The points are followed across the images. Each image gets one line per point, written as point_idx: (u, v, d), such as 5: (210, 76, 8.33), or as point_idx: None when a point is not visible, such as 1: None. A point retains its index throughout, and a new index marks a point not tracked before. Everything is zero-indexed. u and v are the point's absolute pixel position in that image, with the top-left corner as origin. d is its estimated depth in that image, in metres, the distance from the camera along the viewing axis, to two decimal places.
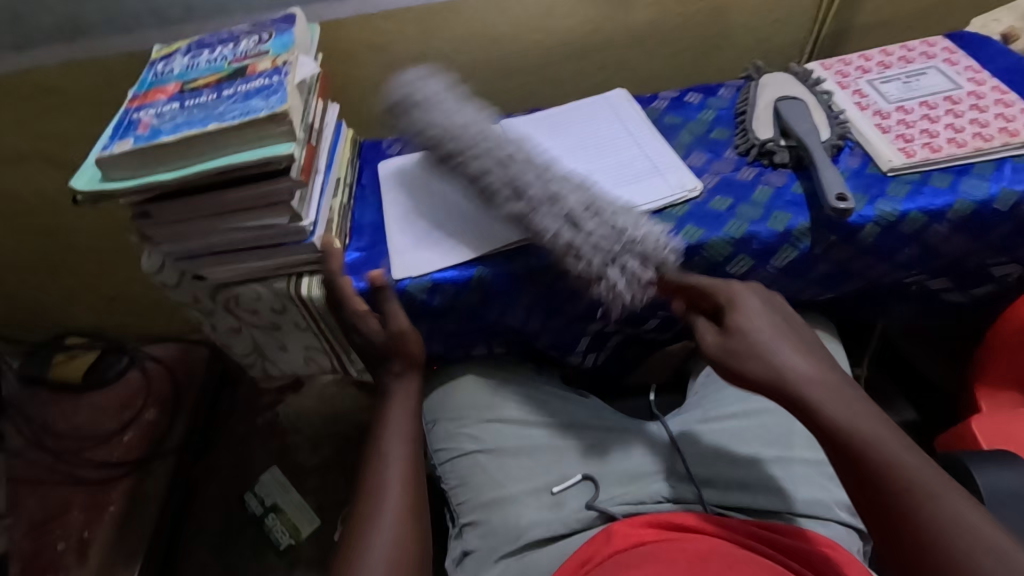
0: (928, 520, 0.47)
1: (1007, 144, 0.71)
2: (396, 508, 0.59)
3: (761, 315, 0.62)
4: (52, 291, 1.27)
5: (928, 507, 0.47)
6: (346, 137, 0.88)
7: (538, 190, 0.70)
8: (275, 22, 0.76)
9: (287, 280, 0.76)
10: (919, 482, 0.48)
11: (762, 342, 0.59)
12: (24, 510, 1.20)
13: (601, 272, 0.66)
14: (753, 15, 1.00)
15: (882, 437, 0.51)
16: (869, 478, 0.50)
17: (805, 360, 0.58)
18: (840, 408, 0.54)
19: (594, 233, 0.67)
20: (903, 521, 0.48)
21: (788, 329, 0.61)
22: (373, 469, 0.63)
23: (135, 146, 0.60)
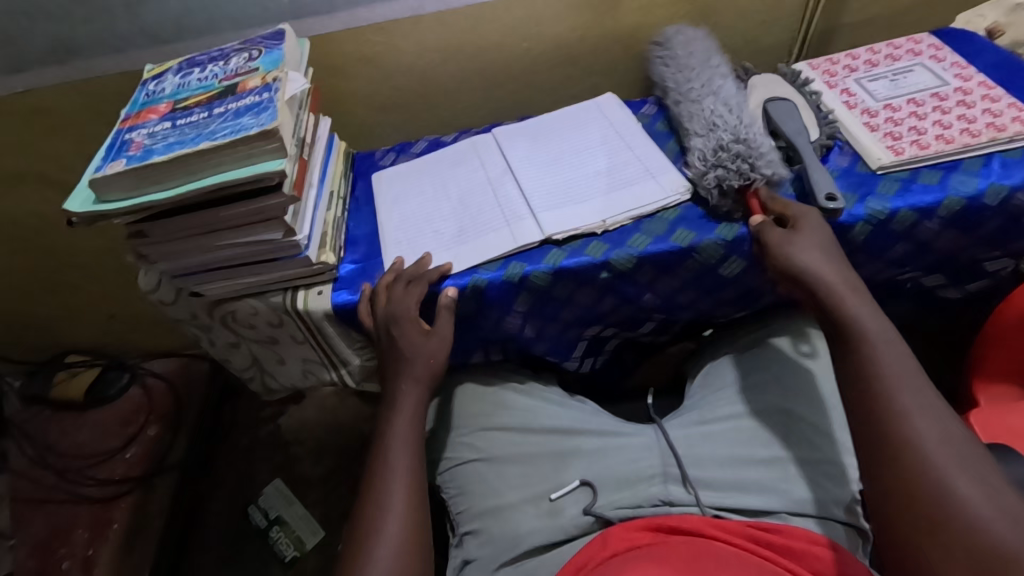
0: (914, 439, 0.51)
1: (994, 140, 0.71)
2: (399, 520, 0.59)
3: (818, 232, 0.65)
4: (52, 310, 1.28)
5: (914, 425, 0.51)
6: (338, 150, 0.89)
7: (725, 116, 0.78)
8: (264, 38, 0.77)
9: (283, 293, 0.76)
10: (912, 404, 0.53)
11: (806, 258, 0.63)
12: (28, 530, 1.20)
13: (707, 171, 0.73)
14: (741, 18, 1.00)
15: (889, 362, 0.55)
16: (871, 390, 0.55)
17: (848, 282, 0.62)
18: (871, 326, 0.58)
19: (729, 141, 0.74)
20: (885, 429, 0.52)
21: (837, 257, 0.64)
22: (373, 481, 0.63)
23: (127, 167, 0.61)
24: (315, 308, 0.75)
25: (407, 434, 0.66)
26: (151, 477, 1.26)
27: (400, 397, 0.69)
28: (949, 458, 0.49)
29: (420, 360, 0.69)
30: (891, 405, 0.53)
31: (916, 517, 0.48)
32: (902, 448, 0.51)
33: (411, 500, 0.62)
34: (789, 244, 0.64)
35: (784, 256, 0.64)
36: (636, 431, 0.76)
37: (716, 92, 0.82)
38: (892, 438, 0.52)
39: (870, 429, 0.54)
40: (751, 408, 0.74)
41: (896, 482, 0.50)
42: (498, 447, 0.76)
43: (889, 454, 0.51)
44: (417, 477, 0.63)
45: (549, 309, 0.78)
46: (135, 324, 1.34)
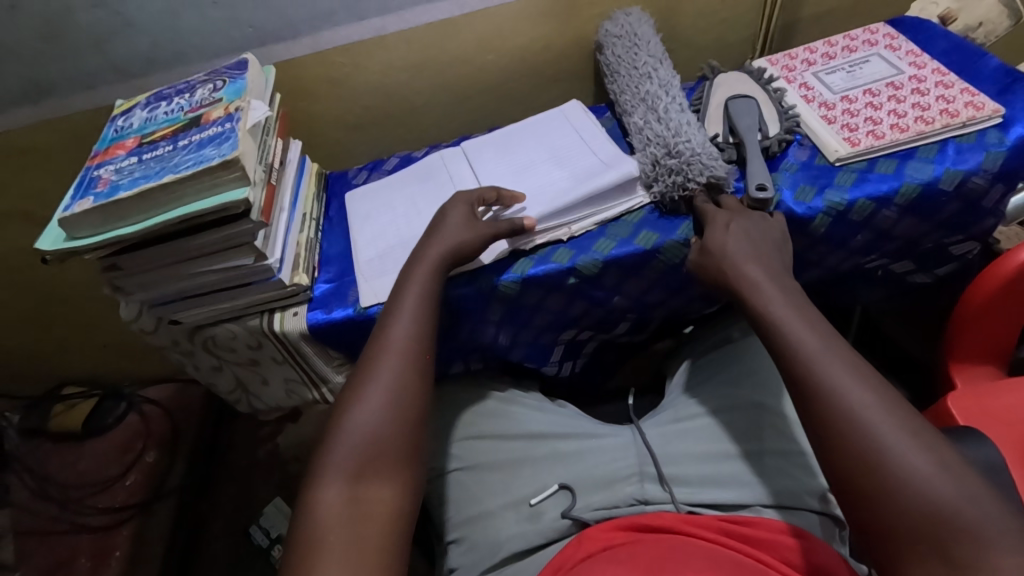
0: (837, 407, 0.51)
1: (948, 126, 0.72)
2: (385, 390, 0.59)
3: (733, 232, 0.66)
4: (45, 343, 1.29)
5: (850, 399, 0.51)
6: (310, 171, 0.90)
7: (659, 122, 0.79)
8: (228, 68, 0.78)
9: (260, 316, 0.77)
10: (845, 380, 0.52)
11: (726, 262, 0.64)
12: (32, 561, 1.21)
13: (653, 182, 0.75)
14: (701, 17, 1.02)
15: (812, 341, 0.56)
16: (801, 374, 0.54)
17: (769, 272, 0.63)
18: (783, 309, 0.59)
19: (659, 152, 0.75)
20: (825, 410, 0.52)
21: (767, 247, 0.65)
22: (378, 346, 0.62)
23: (94, 204, 0.62)
24: (291, 329, 0.76)
25: (417, 304, 0.65)
26: (151, 503, 1.28)
27: (412, 265, 0.68)
28: (890, 428, 0.49)
29: (435, 242, 0.69)
30: (824, 382, 0.53)
31: (861, 487, 0.48)
32: (835, 419, 0.51)
33: (409, 368, 0.61)
34: (710, 256, 0.66)
35: (715, 260, 0.66)
36: (613, 431, 0.77)
37: (644, 99, 0.83)
38: (817, 409, 0.52)
39: (811, 414, 0.53)
40: (710, 407, 0.75)
41: (845, 466, 0.49)
42: (479, 455, 0.77)
43: (835, 439, 0.50)
44: (416, 344, 0.63)
45: (522, 317, 0.79)
46: (127, 353, 1.35)
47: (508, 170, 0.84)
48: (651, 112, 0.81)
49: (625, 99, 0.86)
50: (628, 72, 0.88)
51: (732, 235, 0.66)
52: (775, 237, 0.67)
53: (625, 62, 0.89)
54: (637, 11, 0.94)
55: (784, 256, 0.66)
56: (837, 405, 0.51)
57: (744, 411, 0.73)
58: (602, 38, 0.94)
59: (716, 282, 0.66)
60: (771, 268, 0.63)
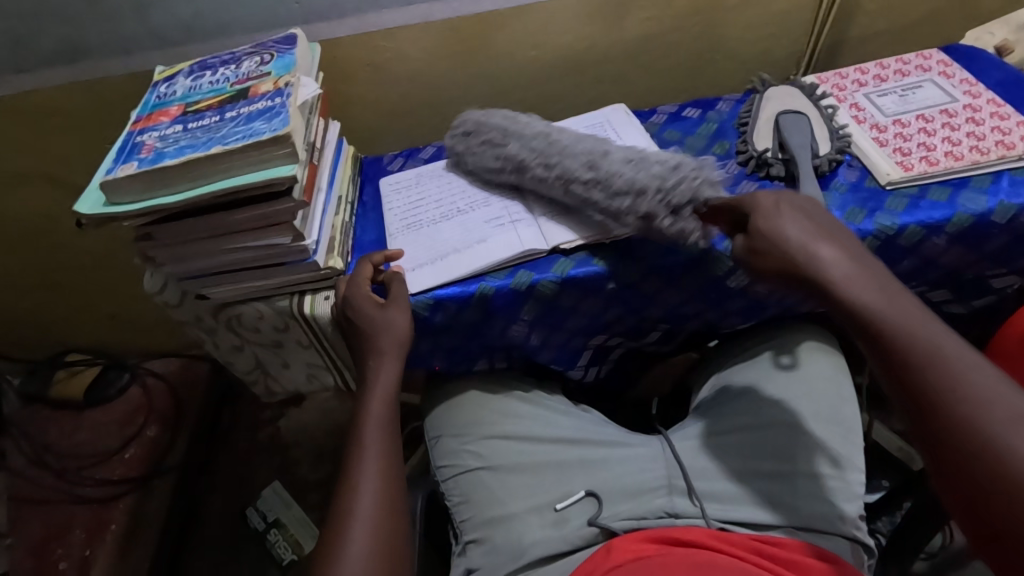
0: (962, 408, 0.44)
1: (1004, 157, 0.71)
2: (365, 533, 0.56)
3: (790, 219, 0.60)
4: (54, 309, 1.27)
5: (976, 397, 0.44)
6: (346, 154, 0.88)
7: (617, 151, 0.72)
8: (276, 43, 0.77)
9: (289, 298, 0.76)
10: (966, 377, 0.45)
11: (790, 247, 0.58)
12: (24, 530, 1.17)
13: (675, 191, 0.66)
14: (749, 30, 1.01)
15: (921, 334, 0.49)
16: (903, 363, 0.48)
17: (843, 255, 0.57)
18: (873, 298, 0.53)
19: (658, 166, 0.68)
20: (927, 384, 0.47)
21: (830, 234, 0.59)
22: (346, 487, 0.60)
23: (139, 169, 0.61)
24: (322, 313, 0.75)
25: (380, 433, 0.64)
26: (150, 478, 1.23)
27: (372, 373, 0.68)
28: (1006, 401, 0.43)
29: (383, 335, 0.68)
30: (939, 379, 0.46)
31: (994, 501, 0.41)
32: (954, 424, 0.44)
33: (383, 498, 0.59)
34: (767, 243, 0.60)
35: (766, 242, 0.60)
36: (641, 441, 0.77)
37: (569, 135, 0.76)
38: (936, 404, 0.45)
39: (925, 417, 0.46)
40: (743, 422, 0.73)
41: (950, 452, 0.44)
42: (503, 456, 0.76)
43: (942, 427, 0.45)
44: (388, 472, 0.61)
45: (556, 318, 0.77)
46: (135, 324, 1.33)
47: None
48: (559, 151, 0.73)
49: (537, 139, 0.75)
50: (523, 121, 0.78)
51: (787, 219, 0.60)
52: (837, 227, 0.61)
53: (511, 119, 0.79)
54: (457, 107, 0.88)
55: (858, 248, 0.59)
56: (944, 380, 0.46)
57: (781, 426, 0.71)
58: (470, 117, 0.81)
59: (779, 276, 0.59)
60: (847, 249, 0.58)
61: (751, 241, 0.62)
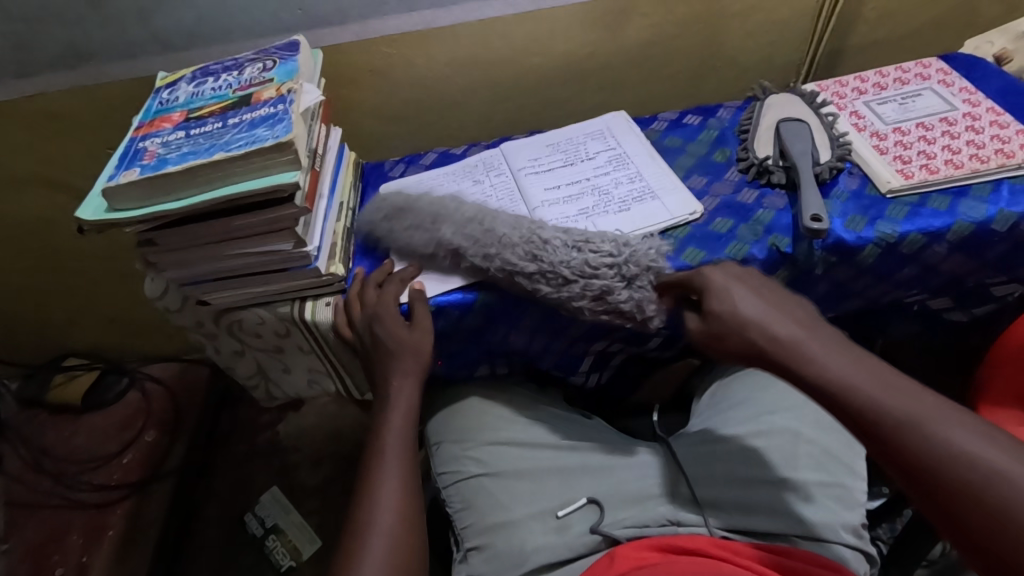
0: (966, 468, 0.43)
1: (1003, 166, 0.72)
2: (382, 547, 0.58)
3: (735, 289, 0.59)
4: (53, 313, 1.26)
5: (973, 453, 0.43)
6: (348, 160, 0.89)
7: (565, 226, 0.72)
8: (278, 49, 0.77)
9: (291, 303, 0.76)
10: (956, 434, 0.44)
11: (746, 320, 0.56)
12: (20, 534, 1.16)
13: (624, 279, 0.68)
14: (750, 37, 1.01)
15: (893, 395, 0.48)
16: (889, 436, 0.46)
17: (798, 323, 0.55)
18: (836, 364, 0.51)
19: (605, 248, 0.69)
20: (915, 459, 0.45)
21: (774, 298, 0.58)
22: (365, 497, 0.62)
23: (141, 175, 0.61)
24: (324, 319, 0.75)
25: (401, 448, 0.66)
26: (149, 482, 1.24)
27: (394, 391, 0.69)
28: (994, 457, 0.43)
29: (410, 357, 0.69)
30: (933, 444, 0.44)
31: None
32: (969, 489, 0.42)
33: (402, 513, 0.61)
34: (721, 322, 0.57)
35: (720, 326, 0.57)
36: (642, 448, 0.77)
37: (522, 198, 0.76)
38: (936, 475, 0.44)
39: (933, 490, 0.44)
40: (745, 429, 0.73)
41: (971, 522, 0.42)
42: (504, 462, 0.75)
43: (955, 495, 0.43)
44: (408, 487, 0.64)
45: (558, 325, 0.77)
46: (134, 328, 1.33)
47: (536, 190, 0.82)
48: (492, 226, 0.71)
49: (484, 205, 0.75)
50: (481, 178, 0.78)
51: (729, 295, 0.58)
52: (776, 289, 0.60)
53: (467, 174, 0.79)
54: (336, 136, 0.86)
55: (804, 306, 0.58)
56: (928, 447, 0.44)
57: (760, 467, 0.70)
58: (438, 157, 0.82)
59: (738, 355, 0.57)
60: (798, 317, 0.56)
61: (707, 326, 0.59)
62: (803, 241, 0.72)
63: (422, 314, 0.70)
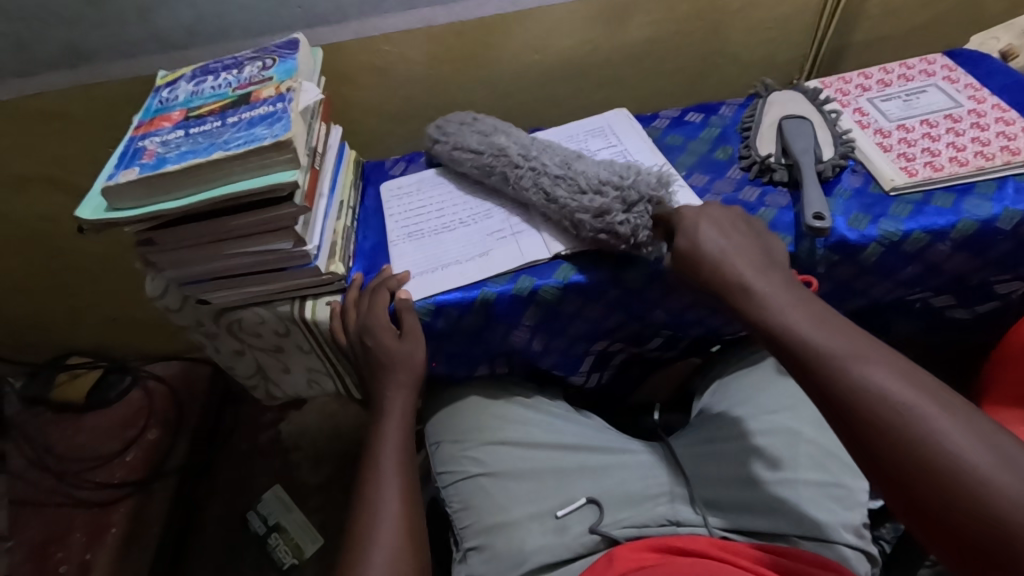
0: (865, 388, 0.47)
1: (1008, 163, 0.71)
2: (386, 556, 0.59)
3: (705, 229, 0.64)
4: (55, 311, 1.27)
5: (875, 379, 0.47)
6: (348, 159, 0.88)
7: (555, 166, 0.73)
8: (277, 48, 0.77)
9: (290, 303, 0.76)
10: (867, 362, 0.49)
11: (712, 257, 0.62)
12: (24, 533, 1.16)
13: (624, 211, 0.67)
14: (753, 33, 1.00)
15: (821, 331, 0.52)
16: (809, 357, 0.52)
17: (754, 268, 0.60)
18: (776, 300, 0.57)
19: (597, 178, 0.70)
20: (831, 387, 0.49)
21: (743, 240, 0.64)
22: (366, 504, 0.64)
23: (140, 175, 0.61)
24: (323, 318, 0.75)
25: (398, 457, 0.68)
26: (150, 481, 1.24)
27: (388, 401, 0.71)
28: (895, 384, 0.47)
29: (401, 368, 0.70)
30: (843, 370, 0.49)
31: (909, 478, 0.44)
32: (861, 408, 0.47)
33: (400, 518, 0.62)
34: (689, 257, 0.63)
35: (692, 263, 0.63)
36: (643, 449, 0.77)
37: (499, 137, 0.79)
38: (843, 396, 0.48)
39: (832, 405, 0.49)
40: (744, 429, 0.73)
41: (863, 435, 0.47)
42: (502, 462, 0.75)
43: (853, 417, 0.47)
44: (406, 494, 0.65)
45: (558, 324, 0.77)
46: (136, 327, 1.33)
47: None
48: (539, 156, 0.75)
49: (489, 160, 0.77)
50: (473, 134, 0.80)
51: (704, 234, 0.63)
52: (748, 231, 0.65)
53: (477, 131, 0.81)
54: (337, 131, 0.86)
55: (769, 253, 0.63)
56: (841, 376, 0.49)
57: (747, 464, 0.70)
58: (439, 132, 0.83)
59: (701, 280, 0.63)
60: (760, 261, 0.61)
61: (681, 259, 0.65)
62: (805, 239, 0.71)
63: (409, 319, 0.70)
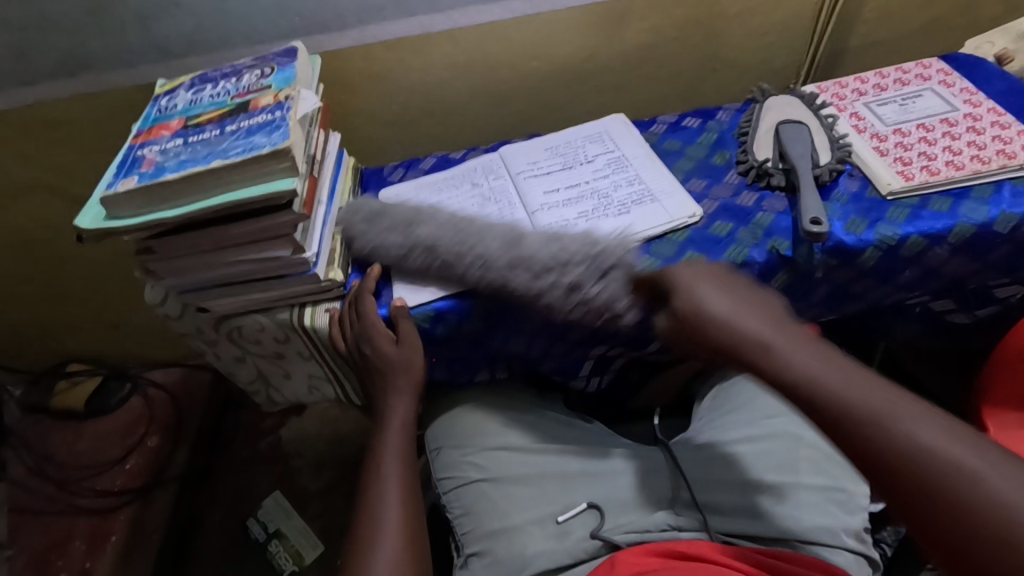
0: (925, 456, 0.40)
1: (1004, 167, 0.71)
2: (389, 562, 0.59)
3: (703, 283, 0.57)
4: (55, 319, 1.27)
5: (932, 445, 0.41)
6: (347, 165, 0.88)
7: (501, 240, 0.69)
8: (276, 56, 0.77)
9: (290, 310, 0.76)
10: (916, 426, 0.42)
11: (713, 315, 0.54)
12: (24, 541, 1.16)
13: (590, 288, 0.65)
14: (750, 38, 1.01)
15: (854, 390, 0.45)
16: (845, 426, 0.44)
17: (766, 321, 0.53)
18: (796, 357, 0.49)
19: (551, 256, 0.66)
20: (880, 458, 0.42)
21: (741, 293, 0.56)
22: (370, 509, 0.64)
23: (139, 184, 0.61)
24: (322, 325, 0.75)
25: (399, 463, 0.68)
26: (151, 488, 1.23)
27: (391, 407, 0.71)
28: (952, 453, 0.40)
29: (401, 373, 0.71)
30: (892, 437, 0.42)
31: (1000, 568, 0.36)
32: (925, 483, 0.40)
33: (403, 524, 0.62)
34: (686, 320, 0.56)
35: (690, 327, 0.56)
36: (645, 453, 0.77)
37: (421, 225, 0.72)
38: (898, 470, 0.41)
39: (888, 485, 0.42)
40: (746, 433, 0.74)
41: (930, 515, 0.40)
42: (504, 467, 0.75)
43: (918, 493, 0.40)
44: (408, 500, 0.65)
45: (558, 329, 0.77)
46: (136, 334, 1.33)
47: (534, 196, 0.81)
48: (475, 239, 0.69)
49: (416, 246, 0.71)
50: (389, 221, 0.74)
51: (702, 286, 0.56)
52: (746, 284, 0.58)
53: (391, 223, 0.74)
54: (337, 139, 0.86)
55: (771, 304, 0.56)
56: (889, 445, 0.42)
57: (749, 473, 0.70)
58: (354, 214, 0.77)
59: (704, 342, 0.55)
60: (767, 314, 0.54)
61: (677, 326, 0.57)
62: (803, 244, 0.72)
63: (405, 327, 0.70)
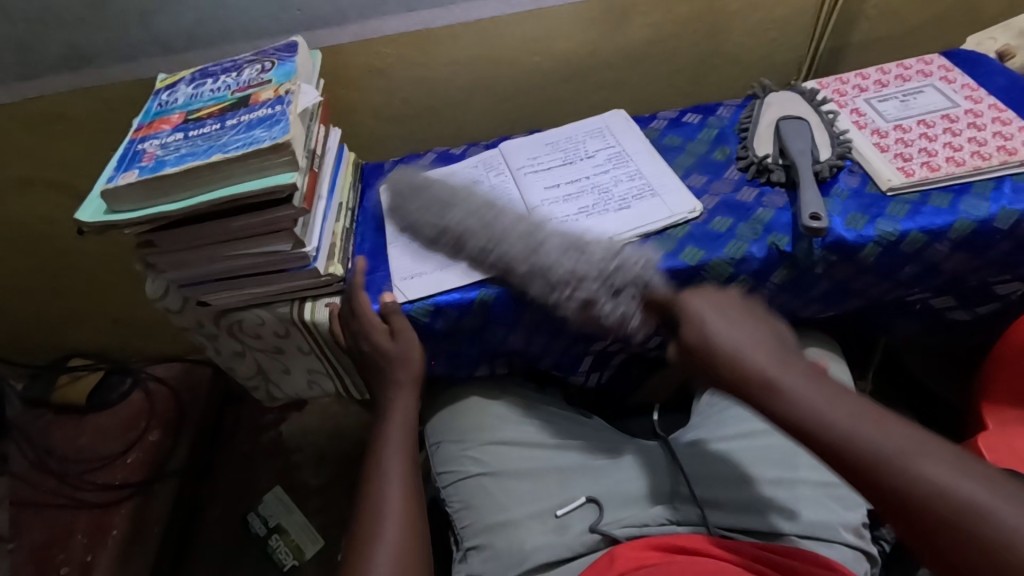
0: (945, 498, 0.40)
1: (1005, 163, 0.71)
2: (389, 555, 0.59)
3: (714, 314, 0.56)
4: (57, 313, 1.27)
5: (951, 486, 0.41)
6: (347, 160, 0.89)
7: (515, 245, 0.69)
8: (277, 50, 0.77)
9: (290, 304, 0.76)
10: (933, 467, 0.42)
11: (726, 346, 0.53)
12: (26, 535, 1.16)
13: (605, 307, 0.65)
14: (751, 34, 1.01)
15: (867, 430, 0.45)
16: (862, 463, 0.44)
17: (773, 356, 0.52)
18: (806, 392, 0.49)
19: (570, 268, 0.66)
20: (899, 496, 0.42)
21: (751, 322, 0.56)
22: (370, 502, 0.64)
23: (139, 177, 0.61)
24: (322, 319, 0.75)
25: (400, 456, 0.68)
26: (152, 482, 1.23)
27: (392, 401, 0.72)
28: (970, 490, 0.40)
29: (400, 368, 0.71)
30: (910, 475, 0.42)
31: None
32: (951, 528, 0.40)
33: (403, 517, 0.62)
34: (698, 353, 0.55)
35: (702, 359, 0.55)
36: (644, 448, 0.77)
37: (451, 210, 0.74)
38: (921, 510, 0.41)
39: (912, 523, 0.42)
40: (744, 429, 0.74)
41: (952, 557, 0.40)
42: (503, 462, 0.75)
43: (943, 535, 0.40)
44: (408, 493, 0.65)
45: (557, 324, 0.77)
46: (137, 328, 1.33)
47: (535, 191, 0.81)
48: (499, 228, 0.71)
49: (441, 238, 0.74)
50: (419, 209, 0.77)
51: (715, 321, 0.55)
52: (759, 312, 0.58)
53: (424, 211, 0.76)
54: (337, 134, 0.86)
55: (781, 335, 0.56)
56: (903, 486, 0.42)
57: (746, 472, 0.70)
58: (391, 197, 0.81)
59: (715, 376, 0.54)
60: (775, 346, 0.53)
61: (689, 357, 0.56)
62: (803, 240, 0.71)
63: (402, 322, 0.71)
